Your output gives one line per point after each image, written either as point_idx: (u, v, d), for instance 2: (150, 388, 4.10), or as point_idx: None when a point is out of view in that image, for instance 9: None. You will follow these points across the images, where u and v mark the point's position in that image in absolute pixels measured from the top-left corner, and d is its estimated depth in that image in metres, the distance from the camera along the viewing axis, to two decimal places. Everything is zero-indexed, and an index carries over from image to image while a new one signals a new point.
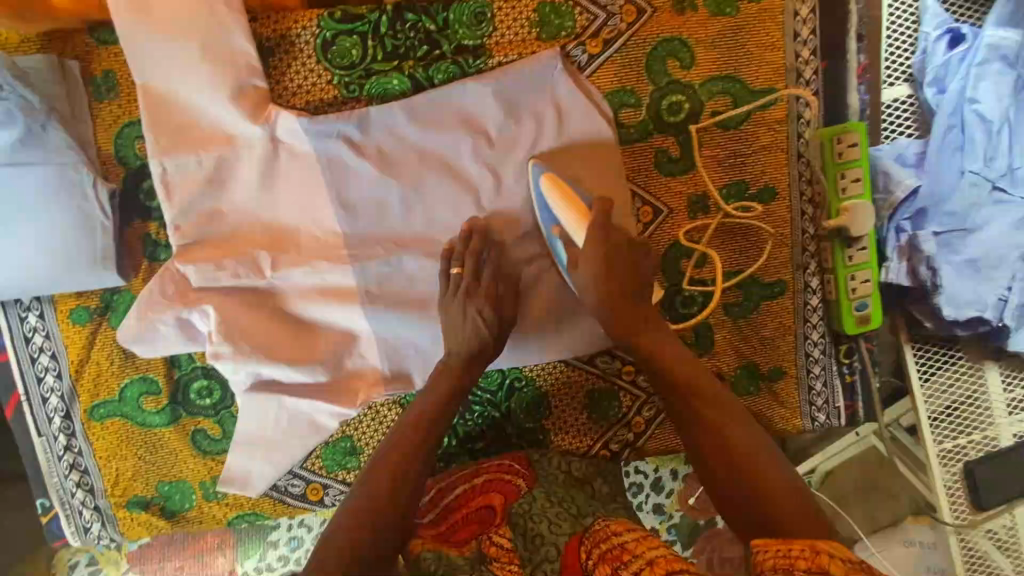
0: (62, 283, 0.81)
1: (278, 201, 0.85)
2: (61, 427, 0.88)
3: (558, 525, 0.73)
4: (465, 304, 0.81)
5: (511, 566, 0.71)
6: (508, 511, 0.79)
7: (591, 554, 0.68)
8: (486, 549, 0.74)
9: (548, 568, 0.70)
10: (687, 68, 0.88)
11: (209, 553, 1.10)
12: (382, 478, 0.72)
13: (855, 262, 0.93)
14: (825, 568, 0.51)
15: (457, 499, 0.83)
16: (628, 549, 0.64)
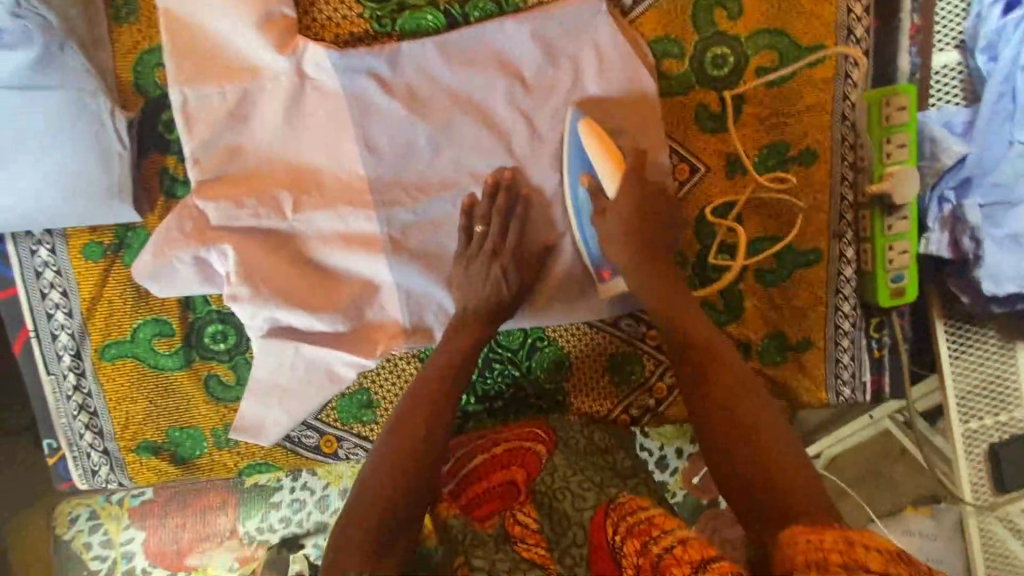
0: (76, 214, 0.78)
1: (302, 139, 0.81)
2: (71, 366, 0.85)
3: (583, 499, 0.71)
4: (490, 265, 0.80)
5: (538, 549, 0.66)
6: (531, 487, 0.74)
7: (618, 529, 0.65)
8: (510, 528, 0.68)
9: (576, 553, 0.66)
10: (734, 19, 0.85)
11: (210, 512, 1.14)
12: (404, 441, 0.71)
13: (894, 232, 0.91)
14: (863, 560, 0.47)
15: (475, 470, 0.77)
16: (655, 523, 0.62)
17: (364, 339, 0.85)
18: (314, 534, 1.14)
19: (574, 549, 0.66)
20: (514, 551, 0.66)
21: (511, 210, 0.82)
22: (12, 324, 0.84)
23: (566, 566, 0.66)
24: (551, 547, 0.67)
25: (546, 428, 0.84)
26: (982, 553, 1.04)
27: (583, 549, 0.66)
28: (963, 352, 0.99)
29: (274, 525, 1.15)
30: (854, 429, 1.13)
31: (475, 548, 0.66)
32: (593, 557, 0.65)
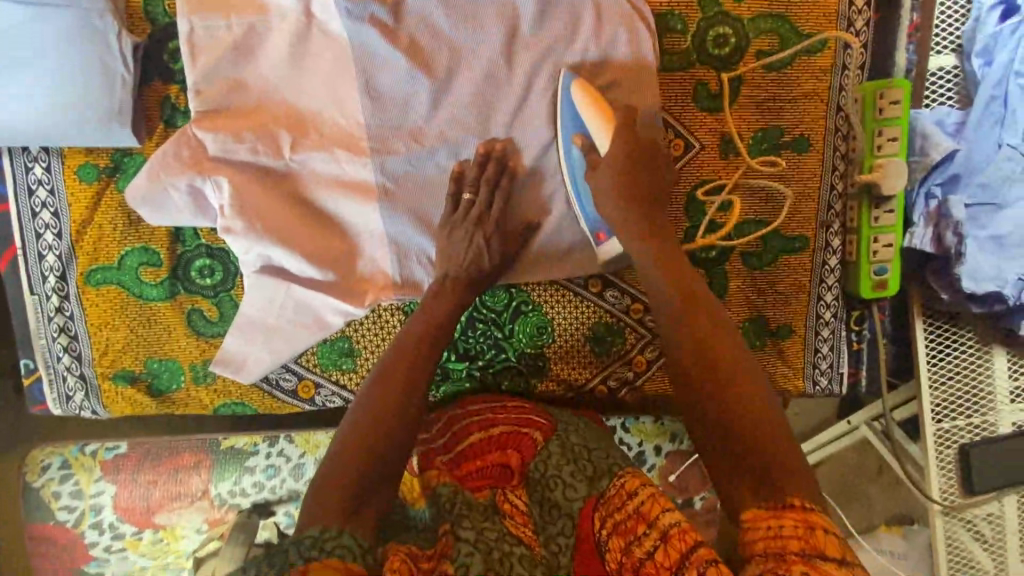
0: (75, 133, 0.78)
1: (304, 80, 0.83)
2: (55, 288, 0.85)
3: (574, 489, 0.69)
4: (473, 233, 0.81)
5: (524, 528, 0.67)
6: (526, 471, 0.74)
7: (606, 524, 0.66)
8: (499, 504, 0.69)
9: (562, 542, 0.66)
10: (737, 0, 0.87)
11: (184, 472, 1.26)
12: (384, 400, 0.71)
13: (879, 224, 0.93)
14: (821, 547, 0.51)
15: (471, 448, 0.78)
16: (642, 519, 0.63)
17: (350, 286, 0.86)
18: (285, 502, 1.24)
19: (561, 537, 0.66)
20: (502, 524, 0.66)
21: (502, 169, 0.85)
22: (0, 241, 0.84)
23: (551, 551, 0.65)
24: (537, 531, 0.67)
25: (544, 413, 0.83)
26: (945, 555, 1.04)
27: (570, 539, 0.66)
28: (940, 351, 0.99)
29: (247, 490, 1.26)
30: (829, 435, 1.17)
31: (463, 517, 0.65)
32: (579, 548, 0.65)
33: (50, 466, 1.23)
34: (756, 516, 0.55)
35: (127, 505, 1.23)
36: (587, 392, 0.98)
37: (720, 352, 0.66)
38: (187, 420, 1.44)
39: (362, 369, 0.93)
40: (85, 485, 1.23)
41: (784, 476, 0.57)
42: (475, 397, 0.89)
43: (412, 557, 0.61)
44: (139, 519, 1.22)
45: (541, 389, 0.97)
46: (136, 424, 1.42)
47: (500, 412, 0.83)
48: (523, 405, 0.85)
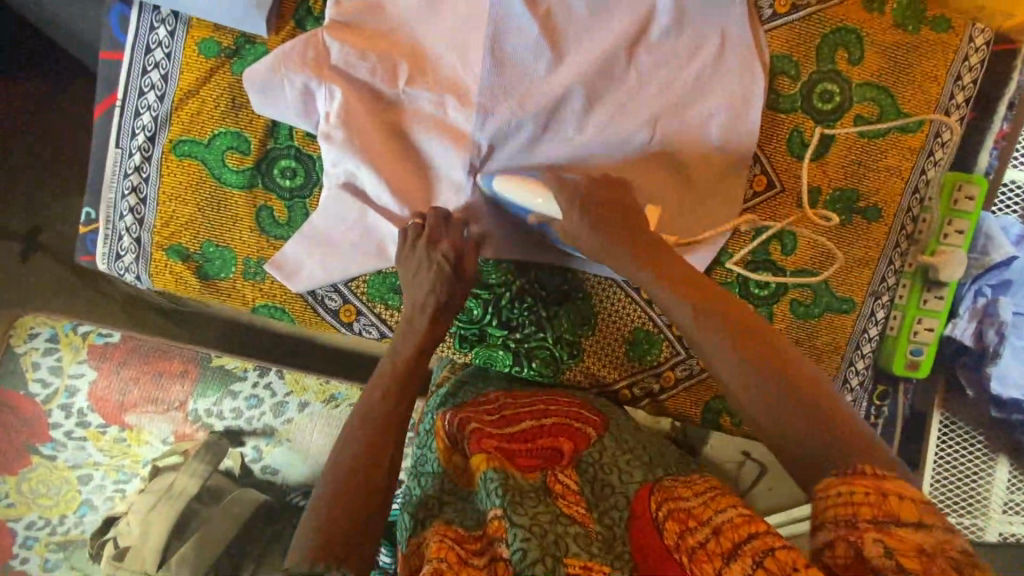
0: (210, 9, 0.80)
1: (438, 22, 0.86)
2: (140, 147, 0.86)
3: (630, 475, 0.78)
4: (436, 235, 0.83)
5: (578, 505, 0.73)
6: (577, 457, 0.80)
7: (660, 508, 0.72)
8: (551, 483, 0.74)
9: (616, 515, 0.74)
10: (853, 63, 0.91)
11: (166, 379, 1.35)
12: (384, 422, 0.77)
13: (927, 307, 0.97)
14: (893, 511, 0.57)
15: (522, 432, 0.81)
16: (694, 515, 0.69)
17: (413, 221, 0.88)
18: (257, 435, 1.35)
19: (615, 512, 0.74)
20: (555, 505, 0.71)
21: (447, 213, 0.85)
22: (104, 87, 0.85)
23: (605, 525, 0.73)
24: (591, 506, 0.75)
25: (596, 410, 0.91)
26: None
27: (623, 514, 0.74)
28: (950, 447, 1.03)
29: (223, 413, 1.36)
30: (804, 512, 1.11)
31: (518, 501, 0.69)
32: (634, 522, 0.71)
33: (39, 336, 1.35)
34: (831, 485, 0.61)
35: (102, 396, 1.34)
36: (611, 391, 0.98)
37: (742, 317, 0.75)
38: (180, 333, 1.49)
39: None
40: (66, 364, 1.34)
41: (848, 444, 0.64)
42: (511, 397, 0.89)
43: (456, 542, 0.71)
44: (110, 412, 1.33)
45: (567, 375, 0.98)
46: (136, 320, 1.47)
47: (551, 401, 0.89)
48: (574, 400, 0.92)
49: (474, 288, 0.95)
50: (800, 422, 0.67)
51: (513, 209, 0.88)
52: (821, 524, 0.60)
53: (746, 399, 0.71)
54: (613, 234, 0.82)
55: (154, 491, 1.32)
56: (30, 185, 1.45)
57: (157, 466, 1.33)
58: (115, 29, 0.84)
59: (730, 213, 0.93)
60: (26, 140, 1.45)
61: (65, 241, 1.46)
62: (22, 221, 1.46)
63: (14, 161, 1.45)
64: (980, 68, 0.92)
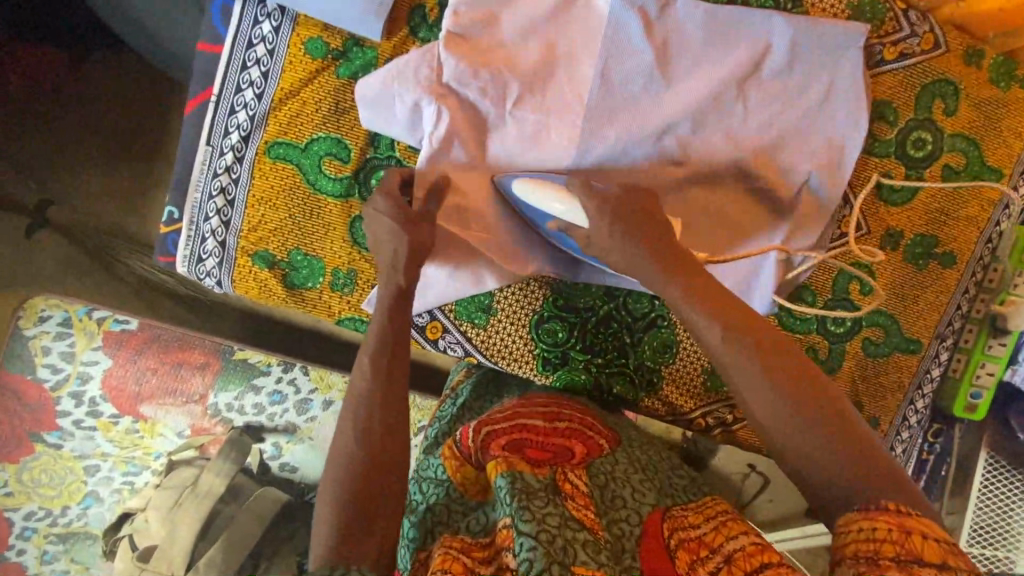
0: (327, 8, 0.76)
1: (555, 38, 0.83)
2: (233, 147, 0.81)
3: (642, 495, 0.76)
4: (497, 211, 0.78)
5: (586, 509, 0.70)
6: (588, 461, 0.79)
7: (672, 534, 0.71)
8: (561, 483, 0.72)
9: (626, 527, 0.71)
10: (947, 114, 0.93)
11: (186, 371, 1.31)
12: (367, 420, 0.68)
13: (991, 353, 1.00)
14: (918, 553, 0.49)
15: (538, 437, 0.81)
16: (704, 543, 0.68)
17: (503, 243, 0.85)
18: (278, 432, 1.33)
19: (625, 524, 0.71)
20: (564, 505, 0.69)
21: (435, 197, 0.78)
22: (199, 81, 0.81)
23: (614, 534, 0.70)
24: (601, 514, 0.72)
25: (609, 428, 0.90)
26: None
27: (635, 528, 0.71)
28: (995, 485, 1.07)
29: (245, 408, 1.33)
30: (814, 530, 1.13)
31: (524, 502, 0.67)
32: (645, 541, 0.70)
33: (49, 319, 1.26)
34: (849, 522, 0.54)
35: (117, 385, 1.28)
36: (685, 420, 0.99)
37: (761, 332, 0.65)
38: (207, 323, 1.43)
39: (491, 329, 0.93)
40: (79, 351, 1.26)
41: (869, 468, 0.57)
42: (524, 404, 0.89)
43: (462, 552, 0.68)
44: (125, 403, 1.28)
45: (644, 402, 0.98)
46: (151, 308, 1.39)
47: (561, 408, 0.90)
48: (585, 415, 0.90)
49: (559, 311, 0.94)
50: (827, 456, 0.58)
51: (535, 214, 0.82)
52: (840, 559, 0.53)
53: (774, 422, 0.61)
54: (638, 231, 0.72)
55: (171, 486, 1.28)
56: (37, 156, 1.35)
57: (171, 460, 1.31)
58: (217, 20, 0.80)
59: (810, 243, 0.93)
60: (47, 108, 1.35)
61: (76, 218, 1.36)
62: (27, 192, 1.35)
63: (31, 129, 1.35)
64: None
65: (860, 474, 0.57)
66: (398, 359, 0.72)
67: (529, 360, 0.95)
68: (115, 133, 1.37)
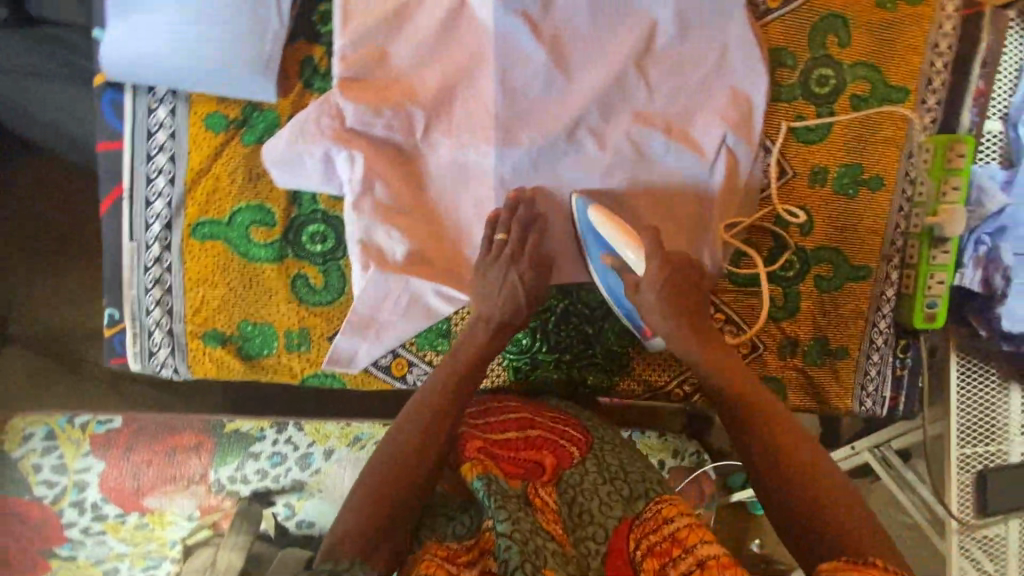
0: (218, 79, 0.77)
1: (446, 59, 0.83)
2: (158, 237, 0.81)
3: (611, 507, 0.78)
4: (507, 271, 0.83)
5: (555, 523, 0.75)
6: (559, 473, 0.81)
7: (639, 545, 0.74)
8: (531, 497, 0.77)
9: (593, 546, 0.74)
10: (842, 46, 0.96)
11: (181, 454, 1.25)
12: (420, 426, 0.77)
13: (937, 262, 1.03)
14: None
15: (508, 441, 0.84)
16: (678, 542, 0.71)
17: (444, 266, 0.86)
18: (285, 492, 1.25)
19: (591, 542, 0.74)
20: (535, 519, 0.74)
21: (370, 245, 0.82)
22: (106, 180, 0.80)
23: (580, 552, 0.73)
24: (568, 531, 0.76)
25: (581, 428, 0.90)
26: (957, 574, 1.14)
27: (600, 546, 0.74)
28: (971, 385, 1.10)
29: (248, 477, 1.27)
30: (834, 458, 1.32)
31: (499, 509, 0.71)
32: (610, 556, 0.73)
33: (32, 437, 1.23)
34: (835, 569, 0.58)
35: (115, 485, 1.23)
36: (663, 393, 1.00)
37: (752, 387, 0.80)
38: (185, 404, 1.39)
39: None
40: (69, 461, 1.22)
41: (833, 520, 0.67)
42: (495, 406, 0.91)
43: (446, 560, 0.70)
44: (128, 500, 1.22)
45: (620, 386, 0.99)
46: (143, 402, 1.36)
47: (536, 415, 0.90)
48: (562, 417, 0.92)
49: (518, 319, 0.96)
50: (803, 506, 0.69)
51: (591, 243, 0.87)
52: None
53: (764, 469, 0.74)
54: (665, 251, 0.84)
55: (193, 569, 1.19)
56: None
57: (188, 544, 1.23)
58: (110, 115, 0.79)
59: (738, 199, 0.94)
60: None
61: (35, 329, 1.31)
62: None
63: None
64: (954, 36, 0.98)
65: (832, 527, 0.66)
66: (449, 419, 0.78)
67: (501, 371, 0.97)
68: (32, 236, 1.30)
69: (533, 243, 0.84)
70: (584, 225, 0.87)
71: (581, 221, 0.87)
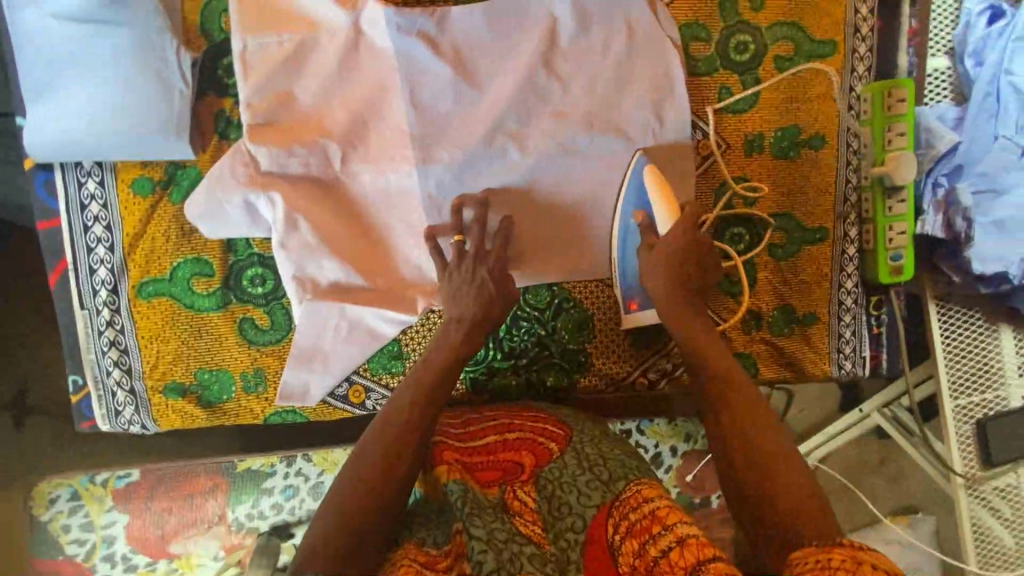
0: (134, 144, 0.79)
1: (354, 90, 0.85)
2: (106, 301, 0.85)
3: (589, 497, 0.75)
4: (475, 268, 0.82)
5: (533, 524, 0.74)
6: (536, 472, 0.79)
7: (618, 527, 0.72)
8: (509, 501, 0.76)
9: (572, 537, 0.72)
10: (756, 10, 0.94)
11: (198, 497, 1.17)
12: (389, 434, 0.71)
13: (894, 213, 0.99)
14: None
15: (487, 446, 0.82)
16: (657, 520, 0.69)
17: (382, 291, 0.87)
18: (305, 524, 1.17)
19: (570, 534, 0.72)
20: (512, 523, 0.73)
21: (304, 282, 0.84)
22: (50, 256, 0.84)
23: (560, 547, 0.72)
24: (546, 530, 0.73)
25: (559, 421, 0.86)
26: (972, 536, 1.08)
27: (580, 536, 0.72)
28: (953, 333, 1.06)
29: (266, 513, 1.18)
30: (842, 423, 1.28)
31: (472, 514, 0.70)
32: (588, 543, 0.72)
33: (59, 498, 1.13)
34: (807, 554, 0.58)
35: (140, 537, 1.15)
36: (628, 384, 1.00)
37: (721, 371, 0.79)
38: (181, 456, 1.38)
39: None
40: (95, 519, 1.13)
41: (797, 516, 0.64)
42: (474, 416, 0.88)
43: (426, 566, 0.67)
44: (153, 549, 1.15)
45: (582, 384, 0.99)
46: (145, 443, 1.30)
47: (513, 419, 0.86)
48: (540, 417, 0.87)
49: None
50: (769, 502, 0.67)
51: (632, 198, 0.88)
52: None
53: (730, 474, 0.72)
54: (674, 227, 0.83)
55: None
56: None
57: None
58: (44, 195, 0.83)
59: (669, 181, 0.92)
60: None
61: (9, 390, 1.21)
62: None
63: None
64: None
65: (803, 519, 0.64)
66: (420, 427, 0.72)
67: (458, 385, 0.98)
68: None
69: (499, 242, 0.84)
70: (634, 181, 0.88)
71: (632, 177, 0.88)
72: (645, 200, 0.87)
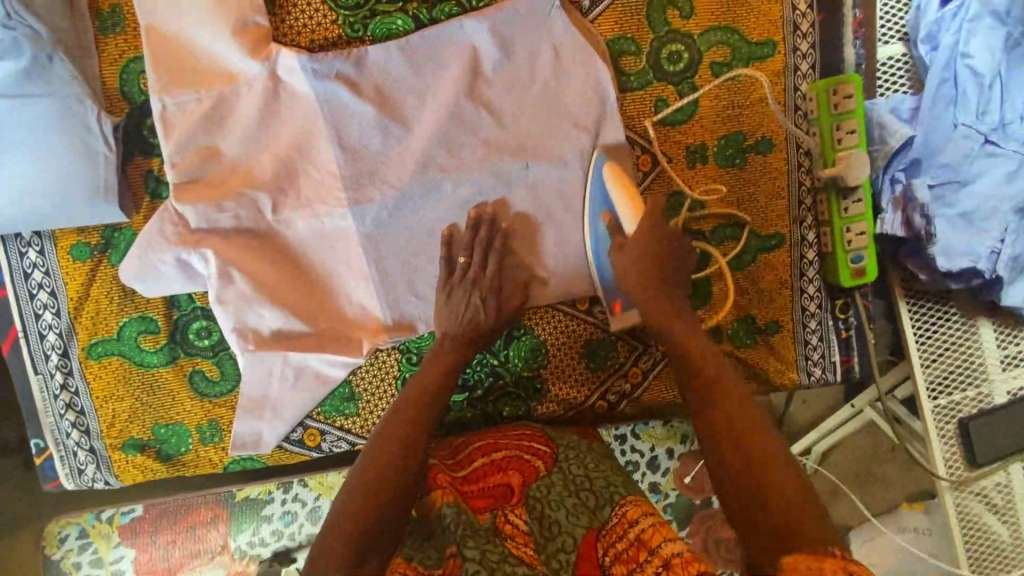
0: (66, 212, 0.81)
1: (278, 138, 0.85)
2: (59, 364, 0.88)
3: (577, 515, 0.71)
4: (470, 292, 0.82)
5: (525, 546, 0.67)
6: (525, 491, 0.74)
7: (608, 549, 0.68)
8: (500, 525, 0.69)
9: (563, 558, 0.67)
10: (686, 18, 0.91)
11: (201, 527, 1.11)
12: (377, 463, 0.70)
13: (850, 214, 0.96)
14: None
15: (474, 472, 0.78)
16: (644, 545, 0.65)
17: (325, 335, 0.87)
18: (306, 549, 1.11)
19: (562, 554, 0.67)
20: (503, 546, 0.66)
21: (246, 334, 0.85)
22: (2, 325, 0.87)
23: (553, 570, 0.66)
24: (538, 551, 0.67)
25: (545, 438, 0.84)
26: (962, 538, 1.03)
27: (570, 556, 0.67)
28: (926, 330, 1.02)
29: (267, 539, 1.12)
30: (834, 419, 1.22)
31: (466, 537, 0.64)
32: (580, 564, 0.67)
33: (67, 537, 1.10)
34: (795, 560, 0.54)
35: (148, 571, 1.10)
36: (587, 408, 0.99)
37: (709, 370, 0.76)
38: None
39: (364, 413, 0.94)
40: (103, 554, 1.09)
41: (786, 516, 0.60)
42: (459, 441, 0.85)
43: None
44: None
45: (540, 410, 0.98)
46: None
47: (500, 436, 0.85)
48: (524, 432, 0.85)
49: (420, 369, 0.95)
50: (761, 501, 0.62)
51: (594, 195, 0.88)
52: None
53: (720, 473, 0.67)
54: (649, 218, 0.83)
55: None
56: None
57: None
58: None
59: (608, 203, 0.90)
60: None
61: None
62: None
63: None
64: None
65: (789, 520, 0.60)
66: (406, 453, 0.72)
67: None
68: None
69: (494, 264, 0.84)
70: (596, 179, 0.88)
71: (593, 176, 0.88)
72: (607, 198, 0.87)
